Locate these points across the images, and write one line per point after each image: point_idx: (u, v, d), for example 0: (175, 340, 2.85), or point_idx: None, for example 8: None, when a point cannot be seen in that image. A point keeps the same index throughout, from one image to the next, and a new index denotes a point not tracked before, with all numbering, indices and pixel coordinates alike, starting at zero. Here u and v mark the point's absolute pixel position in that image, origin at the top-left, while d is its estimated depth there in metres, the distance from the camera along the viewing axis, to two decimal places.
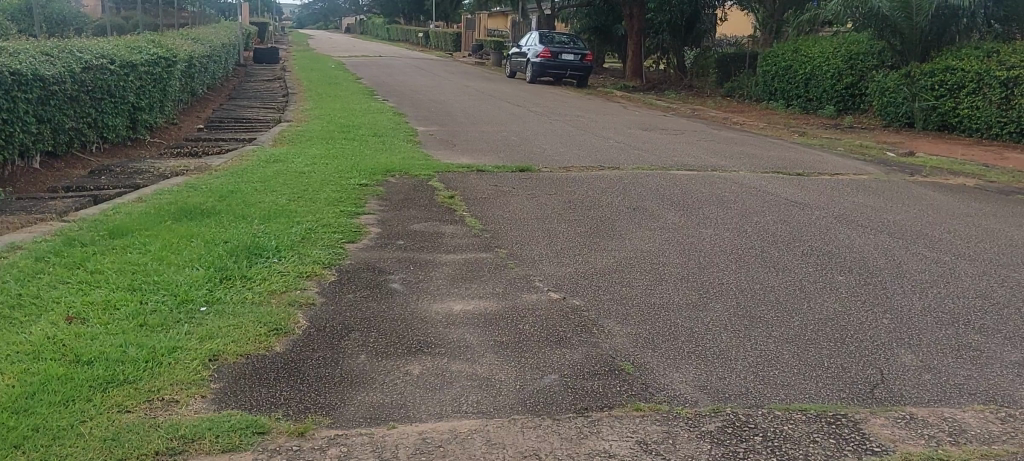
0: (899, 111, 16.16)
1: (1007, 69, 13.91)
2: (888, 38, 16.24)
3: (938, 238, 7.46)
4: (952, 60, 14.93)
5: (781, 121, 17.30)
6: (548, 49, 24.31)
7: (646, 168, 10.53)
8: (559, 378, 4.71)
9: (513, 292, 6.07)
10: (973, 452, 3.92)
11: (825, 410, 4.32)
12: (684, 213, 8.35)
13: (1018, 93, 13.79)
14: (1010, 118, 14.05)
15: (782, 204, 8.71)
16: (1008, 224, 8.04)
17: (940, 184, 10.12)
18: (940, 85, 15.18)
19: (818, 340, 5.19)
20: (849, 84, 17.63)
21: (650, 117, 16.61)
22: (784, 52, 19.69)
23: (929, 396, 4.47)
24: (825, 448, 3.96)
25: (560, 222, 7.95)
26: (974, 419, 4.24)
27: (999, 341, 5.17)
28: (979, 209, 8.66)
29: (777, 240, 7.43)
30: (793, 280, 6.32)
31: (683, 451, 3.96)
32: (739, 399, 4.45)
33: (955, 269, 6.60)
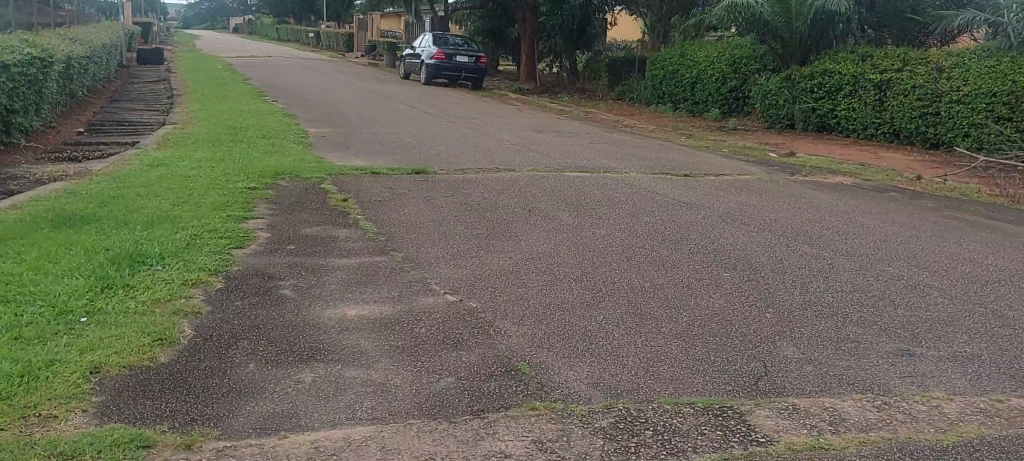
0: (781, 113, 16.78)
1: (880, 72, 14.64)
2: (770, 43, 16.85)
3: (816, 235, 7.77)
4: (829, 64, 15.60)
5: (671, 123, 17.73)
6: (442, 51, 24.26)
7: (541, 170, 10.62)
8: (455, 380, 4.69)
9: (408, 296, 6.02)
10: (851, 440, 4.08)
11: (712, 403, 4.43)
12: (577, 213, 8.46)
13: (890, 95, 14.51)
14: (883, 119, 14.77)
15: (671, 204, 8.93)
16: (881, 220, 8.43)
17: (819, 183, 10.53)
18: (819, 87, 15.84)
19: (705, 335, 5.33)
20: (733, 87, 18.20)
21: (544, 119, 16.77)
22: (671, 56, 20.19)
23: (810, 387, 4.64)
24: (713, 439, 4.06)
25: (455, 225, 7.93)
26: (853, 408, 4.42)
27: (875, 332, 5.40)
28: (854, 207, 9.06)
29: (666, 238, 7.59)
30: (681, 278, 6.47)
31: (576, 449, 3.99)
32: (631, 395, 4.53)
33: (834, 264, 6.88)
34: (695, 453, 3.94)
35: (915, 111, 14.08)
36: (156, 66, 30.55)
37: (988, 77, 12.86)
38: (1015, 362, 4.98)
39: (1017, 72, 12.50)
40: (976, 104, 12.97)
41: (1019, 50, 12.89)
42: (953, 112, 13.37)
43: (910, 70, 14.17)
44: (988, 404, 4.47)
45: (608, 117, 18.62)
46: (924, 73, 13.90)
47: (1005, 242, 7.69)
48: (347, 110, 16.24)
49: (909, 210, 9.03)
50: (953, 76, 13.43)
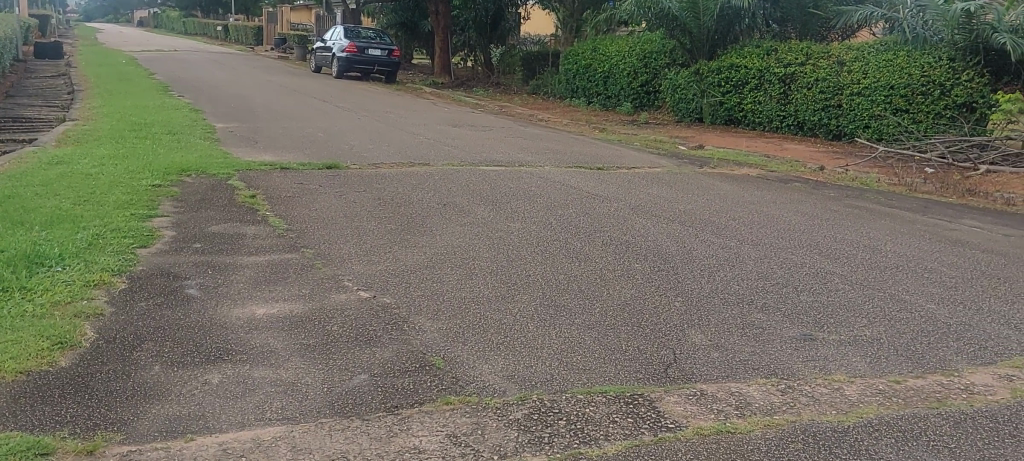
0: (690, 107, 17.11)
1: (784, 67, 15.08)
2: (678, 38, 17.15)
3: (724, 226, 7.93)
4: (736, 58, 15.99)
5: (584, 118, 17.89)
6: (354, 44, 23.98)
7: (455, 164, 10.59)
8: (367, 378, 4.64)
9: (320, 293, 5.93)
10: (756, 424, 4.18)
11: (623, 391, 4.49)
12: (492, 207, 8.47)
13: (794, 89, 14.98)
14: (788, 112, 15.22)
15: (583, 197, 9.01)
16: (785, 210, 8.67)
17: (726, 175, 10.77)
18: (726, 81, 16.23)
19: (617, 325, 5.39)
20: (644, 82, 18.48)
21: (458, 114, 16.73)
22: (584, 51, 20.39)
23: (717, 373, 4.74)
24: (624, 427, 4.12)
25: (368, 220, 7.85)
26: (758, 392, 4.53)
27: (779, 318, 5.56)
28: (760, 197, 9.29)
29: (579, 231, 7.66)
30: (594, 269, 6.54)
31: (491, 441, 3.99)
32: (545, 385, 4.56)
33: (740, 253, 7.05)
34: (607, 442, 3.98)
35: (818, 103, 14.53)
36: (54, 60, 29.34)
37: (886, 70, 13.34)
38: (911, 343, 5.16)
39: (913, 65, 12.99)
40: (875, 96, 13.44)
41: (914, 44, 13.40)
42: (854, 104, 13.84)
43: (813, 64, 14.63)
44: (886, 385, 4.61)
45: (522, 111, 18.69)
46: (826, 67, 14.35)
47: (902, 229, 7.99)
48: (257, 104, 15.90)
49: (811, 199, 9.30)
50: (854, 70, 13.89)
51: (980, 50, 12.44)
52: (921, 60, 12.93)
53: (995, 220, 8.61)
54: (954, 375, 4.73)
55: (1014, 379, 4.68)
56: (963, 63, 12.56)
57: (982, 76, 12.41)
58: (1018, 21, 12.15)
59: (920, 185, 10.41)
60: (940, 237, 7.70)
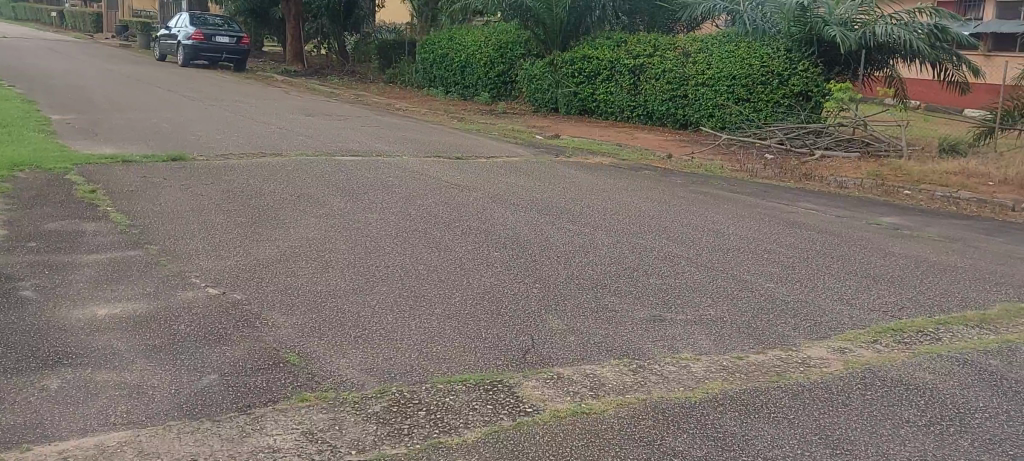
0: (546, 97, 17.40)
1: (633, 57, 15.57)
2: (532, 28, 17.45)
3: (579, 213, 8.13)
4: (589, 49, 16.37)
5: (442, 107, 17.91)
6: (200, 31, 23.09)
7: (310, 154, 10.39)
8: (218, 377, 4.50)
9: (166, 291, 5.71)
10: (610, 403, 4.28)
11: (483, 379, 4.52)
12: (348, 198, 8.36)
13: (643, 79, 15.48)
14: (638, 101, 15.71)
15: (440, 187, 9.03)
16: (637, 197, 8.95)
17: (580, 163, 11.02)
18: (580, 72, 16.61)
19: (475, 314, 5.43)
20: (501, 72, 18.69)
21: (313, 103, 16.41)
22: (440, 41, 20.42)
23: (572, 357, 4.84)
24: (483, 414, 4.14)
25: (218, 213, 7.61)
26: (611, 373, 4.64)
27: (631, 301, 5.75)
28: (611, 185, 9.56)
29: (437, 221, 7.66)
30: (452, 259, 6.56)
31: (349, 436, 3.94)
32: (404, 377, 4.54)
33: (594, 239, 7.23)
34: (467, 430, 4.00)
35: (666, 94, 15.06)
36: None
37: (728, 61, 13.94)
38: (753, 321, 5.38)
39: (753, 56, 13.64)
40: (719, 86, 14.04)
41: (753, 36, 14.07)
42: (699, 94, 14.42)
43: (660, 55, 15.14)
44: (729, 361, 4.78)
45: (380, 101, 18.51)
46: (672, 58, 14.89)
47: (744, 213, 8.39)
48: (97, 94, 15.10)
49: (659, 186, 9.64)
50: (698, 61, 14.46)
51: (814, 42, 13.20)
52: (760, 51, 13.59)
53: (827, 202, 9.16)
54: (793, 350, 4.90)
55: (847, 351, 4.85)
56: (799, 53, 13.31)
57: (815, 67, 13.16)
58: (847, 15, 13.08)
59: (761, 171, 10.94)
60: (778, 220, 8.13)
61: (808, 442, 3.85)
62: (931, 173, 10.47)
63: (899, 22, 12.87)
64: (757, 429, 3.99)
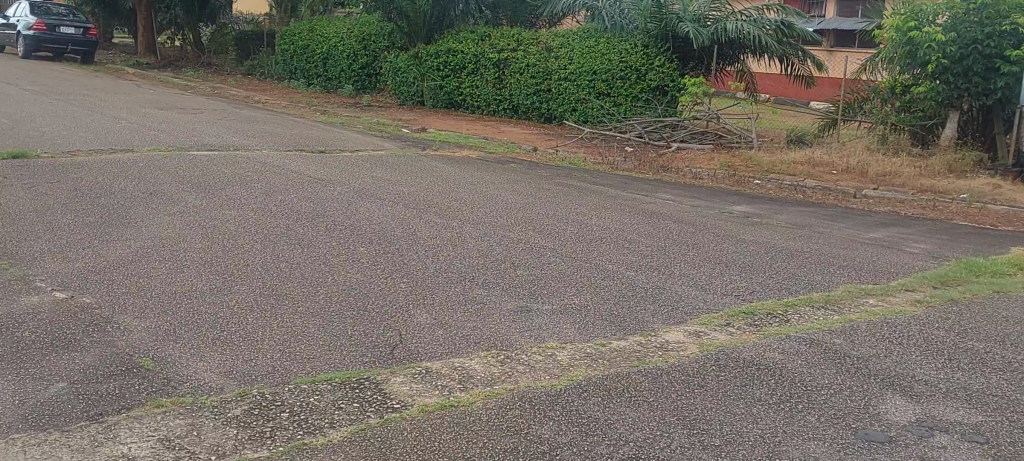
0: (411, 90, 17.41)
1: (497, 51, 15.73)
2: (396, 20, 17.38)
3: (446, 206, 8.12)
4: (453, 43, 16.48)
5: (305, 100, 17.55)
6: (41, 22, 21.75)
7: (164, 150, 9.98)
8: (67, 386, 4.28)
9: (7, 297, 5.37)
10: (478, 395, 4.27)
11: (349, 377, 4.45)
12: (205, 194, 8.08)
13: (508, 73, 15.68)
14: (503, 95, 15.88)
15: (303, 182, 8.84)
16: (503, 190, 9.02)
17: (446, 157, 11.03)
18: (444, 66, 16.69)
19: (342, 311, 5.35)
20: (364, 64, 18.49)
21: (168, 96, 15.76)
22: (300, 32, 20.10)
23: (440, 350, 4.82)
24: (349, 412, 4.07)
25: (64, 213, 7.22)
26: (479, 365, 4.64)
27: (498, 292, 5.79)
28: (476, 178, 9.62)
29: (300, 217, 7.50)
30: (316, 256, 6.44)
31: (208, 441, 3.81)
32: (265, 378, 4.42)
33: (461, 232, 7.25)
34: (332, 429, 3.92)
35: (531, 88, 15.29)
36: None
37: (588, 56, 14.23)
38: (615, 309, 5.52)
39: (612, 52, 13.89)
40: (581, 81, 14.31)
41: (612, 31, 14.31)
42: (563, 88, 14.67)
43: (524, 49, 15.35)
44: (593, 349, 4.87)
45: (238, 93, 17.97)
46: (535, 52, 15.12)
47: (606, 204, 8.59)
48: None
49: (525, 179, 9.75)
50: (560, 55, 14.72)
51: (669, 38, 13.55)
52: (619, 47, 13.82)
53: (684, 192, 9.50)
54: (652, 336, 5.06)
55: (703, 335, 5.05)
56: (655, 49, 13.58)
57: (671, 62, 13.54)
58: (699, 11, 13.51)
59: (622, 163, 11.23)
60: (639, 210, 8.36)
61: (667, 424, 3.97)
62: (779, 163, 11.00)
63: (748, 19, 13.46)
64: (620, 413, 4.08)
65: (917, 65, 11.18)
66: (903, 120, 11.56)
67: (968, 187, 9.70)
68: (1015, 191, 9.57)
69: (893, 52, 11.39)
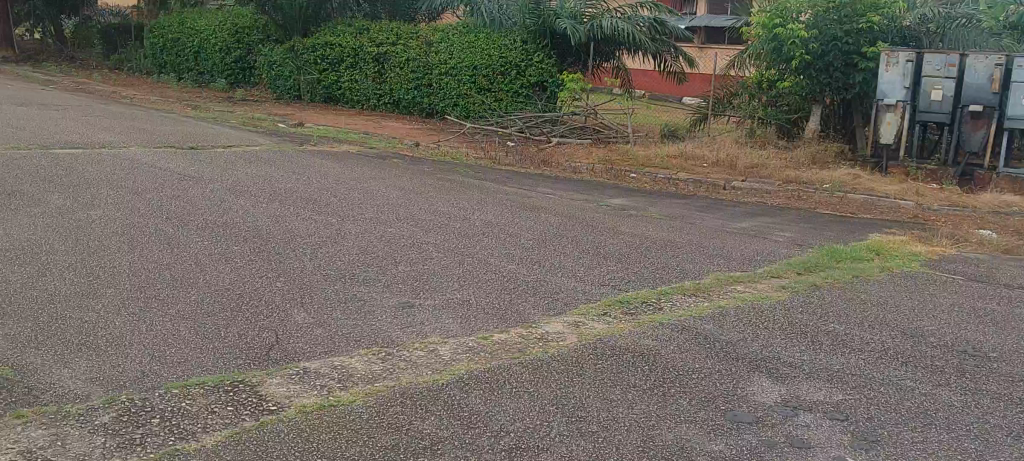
0: (288, 84, 17.35)
1: (376, 46, 15.77)
2: (271, 13, 17.19)
3: (324, 203, 8.02)
4: (329, 36, 16.47)
5: (177, 94, 17.04)
6: None
7: (22, 148, 9.49)
8: None
9: None
10: (358, 393, 4.23)
11: (223, 380, 4.34)
12: (68, 194, 7.73)
13: (386, 67, 15.72)
14: (383, 90, 15.89)
15: (174, 179, 8.56)
16: (383, 185, 8.97)
17: (325, 152, 10.88)
18: (321, 59, 16.69)
19: (215, 312, 5.21)
20: (238, 58, 18.31)
21: (28, 91, 14.98)
22: (170, 25, 19.78)
23: (319, 349, 4.75)
24: (223, 416, 3.97)
25: None
26: (359, 363, 4.59)
27: (378, 289, 5.76)
28: (356, 173, 9.53)
29: (171, 216, 7.27)
30: (188, 255, 6.26)
31: (73, 451, 3.65)
32: (135, 384, 4.27)
33: (339, 228, 7.17)
34: (206, 434, 3.82)
35: (411, 82, 15.31)
36: None
37: (468, 51, 14.29)
38: (497, 301, 5.58)
39: (492, 48, 13.96)
40: (461, 76, 14.35)
41: (492, 27, 14.40)
42: (443, 83, 14.71)
43: (403, 44, 15.40)
44: (475, 342, 4.89)
45: (105, 88, 17.25)
46: (415, 47, 15.16)
47: (487, 199, 8.65)
48: None
49: (406, 174, 9.72)
50: (440, 51, 14.75)
51: (547, 34, 13.71)
52: (498, 43, 13.91)
53: (564, 186, 9.65)
54: (533, 327, 5.13)
55: (581, 325, 5.15)
56: (534, 45, 13.72)
57: (550, 58, 13.68)
58: (576, 8, 13.76)
59: (503, 158, 11.33)
60: (520, 205, 8.44)
61: (547, 413, 4.02)
62: (655, 157, 11.32)
63: (622, 16, 13.79)
64: (501, 405, 4.10)
65: (783, 61, 11.67)
66: (770, 114, 12.05)
67: (830, 178, 10.19)
68: (873, 181, 10.12)
69: (760, 48, 11.91)
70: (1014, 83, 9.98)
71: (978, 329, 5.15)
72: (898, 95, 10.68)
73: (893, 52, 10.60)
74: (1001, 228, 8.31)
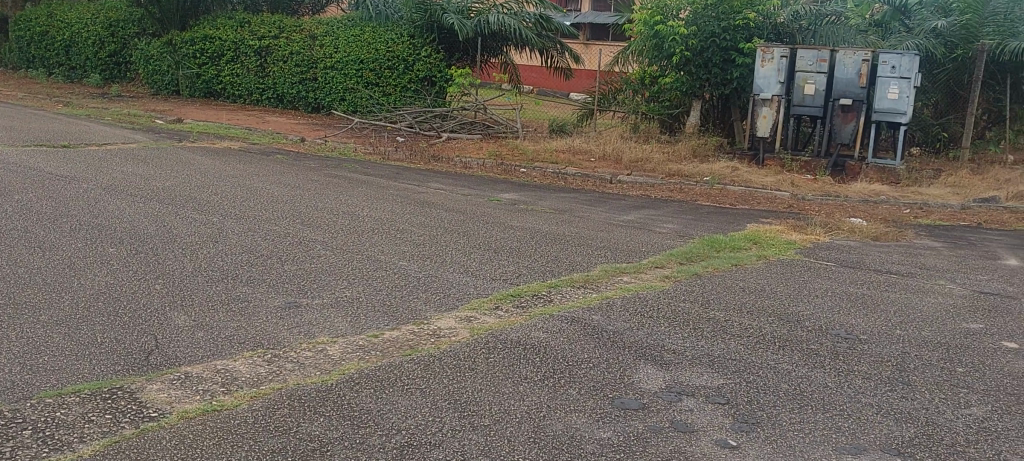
0: (165, 79, 16.85)
1: (258, 39, 15.47)
2: (146, 6, 16.66)
3: (206, 201, 7.79)
4: (209, 29, 16.07)
5: (45, 90, 16.27)
6: None
7: None
8: None
9: None
10: (243, 397, 4.12)
11: (100, 387, 4.17)
12: None
13: (269, 61, 15.45)
14: (265, 84, 15.57)
15: (43, 179, 8.15)
16: (268, 182, 8.77)
17: (206, 149, 10.56)
18: (201, 53, 16.27)
19: (90, 317, 5.00)
20: (113, 52, 17.61)
21: None
22: (37, 18, 19.02)
23: (202, 352, 4.61)
24: (100, 425, 3.81)
25: None
26: (244, 366, 4.48)
27: (263, 289, 5.63)
28: (239, 170, 9.30)
29: (41, 218, 6.92)
30: (60, 258, 5.98)
31: None
32: (3, 395, 4.04)
33: (221, 228, 6.97)
34: (82, 444, 3.65)
35: (295, 77, 15.05)
36: None
37: (354, 45, 14.12)
38: (386, 299, 5.53)
39: (378, 42, 13.83)
40: (347, 70, 14.17)
41: (378, 21, 14.27)
42: (329, 77, 14.50)
43: (286, 37, 15.15)
44: (365, 341, 4.84)
45: None
46: (299, 41, 14.94)
47: (375, 194, 8.57)
48: None
49: (291, 170, 9.53)
50: (326, 44, 14.54)
51: (434, 29, 13.69)
52: (385, 37, 13.78)
53: (454, 181, 9.65)
54: (424, 324, 5.11)
55: (473, 320, 5.16)
56: (421, 39, 13.66)
57: (437, 53, 13.65)
58: (463, 3, 13.77)
59: (391, 153, 11.24)
60: (409, 200, 8.40)
61: (439, 409, 4.02)
62: (543, 152, 11.44)
63: (508, 12, 13.89)
64: (392, 404, 4.06)
65: (664, 57, 11.97)
66: (652, 109, 12.40)
67: (711, 171, 10.51)
68: (751, 173, 10.48)
69: (642, 44, 12.19)
70: (879, 79, 10.53)
71: (849, 313, 5.41)
72: (773, 90, 11.09)
73: (768, 48, 10.99)
74: (869, 216, 8.75)
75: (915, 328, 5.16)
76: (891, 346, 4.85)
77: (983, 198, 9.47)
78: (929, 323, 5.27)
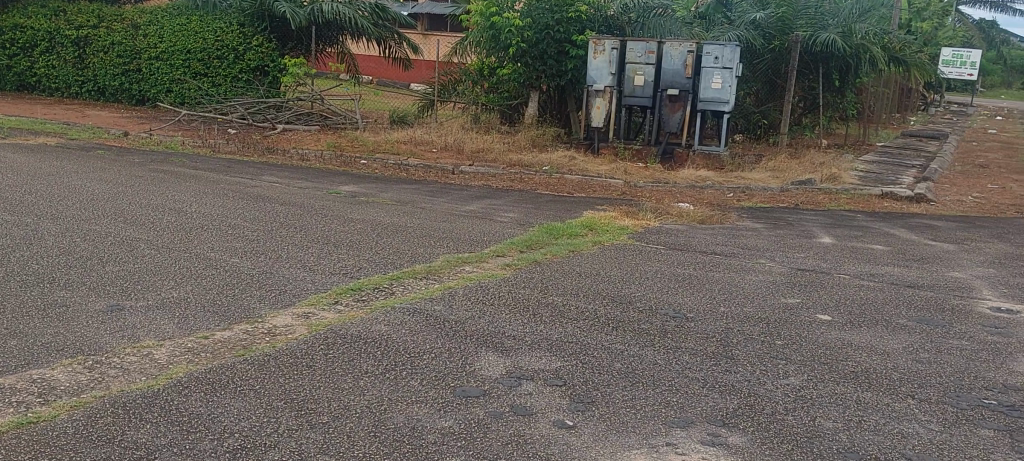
0: None
1: (75, 29, 14.63)
2: None
3: (19, 201, 7.31)
4: (20, 18, 15.10)
5: None
6: None
7: None
8: None
9: None
10: (61, 407, 3.89)
11: None
12: None
13: (88, 51, 14.67)
14: (85, 76, 14.80)
15: None
16: (88, 179, 8.32)
17: (20, 146, 9.89)
18: (12, 43, 15.29)
19: None
20: None
21: None
22: None
23: (15, 362, 4.33)
24: None
25: None
26: (63, 374, 4.23)
27: (83, 293, 5.34)
28: (56, 167, 8.77)
29: None
30: None
31: None
32: None
33: (36, 229, 6.56)
34: None
35: (118, 68, 14.34)
36: None
37: (180, 35, 13.58)
38: (217, 298, 5.36)
39: (206, 31, 13.33)
40: (174, 60, 13.60)
41: (205, 9, 13.78)
42: (154, 68, 13.89)
43: (106, 27, 14.42)
44: (194, 343, 4.67)
45: None
46: (120, 30, 14.25)
47: (206, 189, 8.28)
48: None
49: (114, 166, 9.07)
50: (149, 34, 13.93)
51: (265, 18, 13.33)
52: (212, 26, 13.30)
53: (290, 174, 9.44)
54: (258, 322, 4.98)
55: (311, 316, 5.08)
56: (252, 28, 13.26)
57: (269, 42, 13.26)
58: None
59: (222, 146, 10.87)
60: (243, 195, 8.16)
61: (275, 409, 3.94)
62: (384, 143, 11.36)
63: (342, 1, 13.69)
64: (225, 407, 3.94)
65: (501, 48, 12.11)
66: (492, 100, 12.56)
67: (549, 160, 10.74)
68: (587, 162, 10.77)
69: (479, 36, 12.29)
70: (703, 69, 11.02)
71: (678, 293, 5.66)
72: (606, 81, 11.42)
73: (599, 40, 11.31)
74: (697, 201, 9.17)
75: (737, 304, 5.47)
76: (716, 323, 5.11)
77: (800, 180, 10.10)
78: (749, 299, 5.59)
